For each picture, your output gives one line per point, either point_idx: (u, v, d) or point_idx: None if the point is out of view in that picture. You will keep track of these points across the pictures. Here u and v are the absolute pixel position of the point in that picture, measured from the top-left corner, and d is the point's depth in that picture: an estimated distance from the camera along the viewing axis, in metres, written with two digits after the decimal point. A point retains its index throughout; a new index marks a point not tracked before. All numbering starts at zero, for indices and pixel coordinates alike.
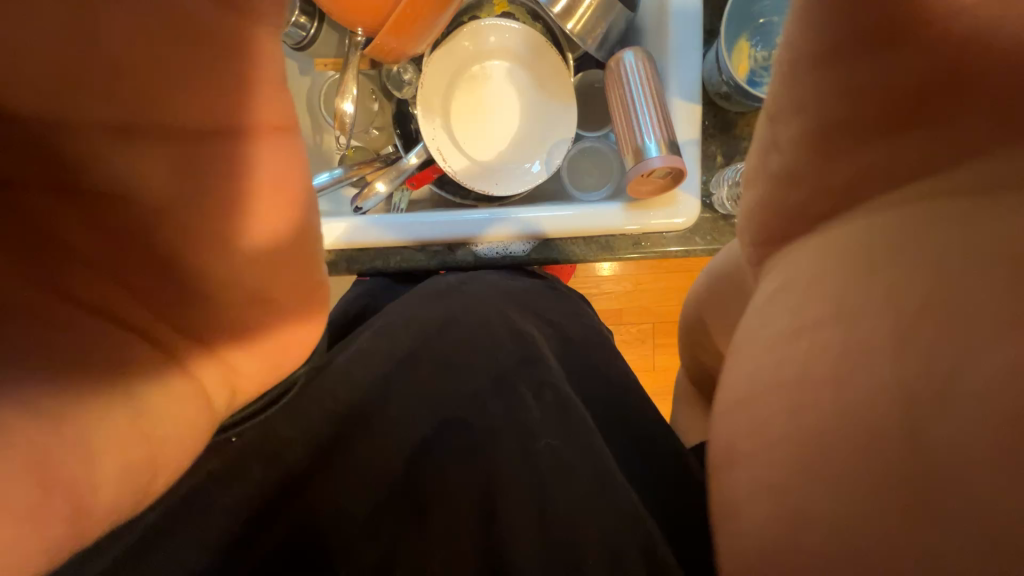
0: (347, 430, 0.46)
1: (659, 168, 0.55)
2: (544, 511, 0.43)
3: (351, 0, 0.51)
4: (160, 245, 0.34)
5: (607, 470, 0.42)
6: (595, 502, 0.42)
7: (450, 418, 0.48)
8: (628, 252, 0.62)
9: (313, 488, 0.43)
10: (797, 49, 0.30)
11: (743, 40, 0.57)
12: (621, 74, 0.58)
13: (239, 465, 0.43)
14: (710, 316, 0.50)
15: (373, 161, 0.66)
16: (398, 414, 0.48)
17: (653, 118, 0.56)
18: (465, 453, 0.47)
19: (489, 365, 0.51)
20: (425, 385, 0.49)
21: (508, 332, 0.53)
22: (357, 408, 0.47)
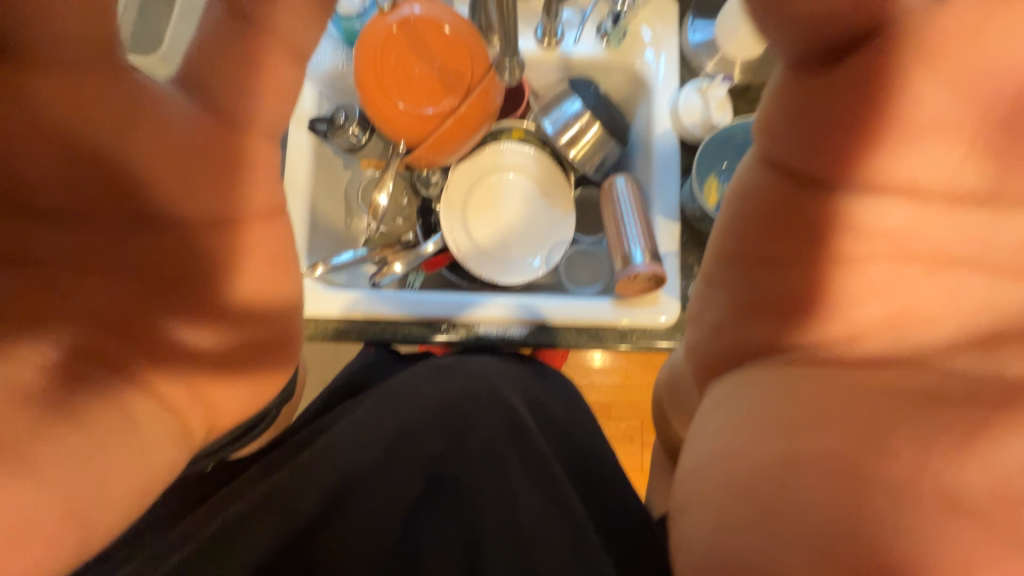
0: (347, 489, 0.49)
1: (643, 272, 0.64)
2: (525, 572, 0.46)
3: (403, 121, 0.63)
4: (176, 315, 0.41)
5: (584, 532, 0.46)
6: (571, 563, 0.45)
7: (442, 478, 0.52)
8: (617, 343, 0.68)
9: (318, 539, 0.47)
10: (740, 202, 0.40)
11: (713, 177, 0.69)
12: (613, 194, 0.70)
13: (224, 540, 0.40)
14: (671, 413, 0.55)
15: (394, 245, 0.74)
16: (393, 475, 0.51)
17: (639, 232, 0.66)
18: (454, 511, 0.51)
19: (483, 434, 0.54)
20: (420, 448, 0.53)
21: (500, 404, 0.55)
22: (354, 469, 0.49)
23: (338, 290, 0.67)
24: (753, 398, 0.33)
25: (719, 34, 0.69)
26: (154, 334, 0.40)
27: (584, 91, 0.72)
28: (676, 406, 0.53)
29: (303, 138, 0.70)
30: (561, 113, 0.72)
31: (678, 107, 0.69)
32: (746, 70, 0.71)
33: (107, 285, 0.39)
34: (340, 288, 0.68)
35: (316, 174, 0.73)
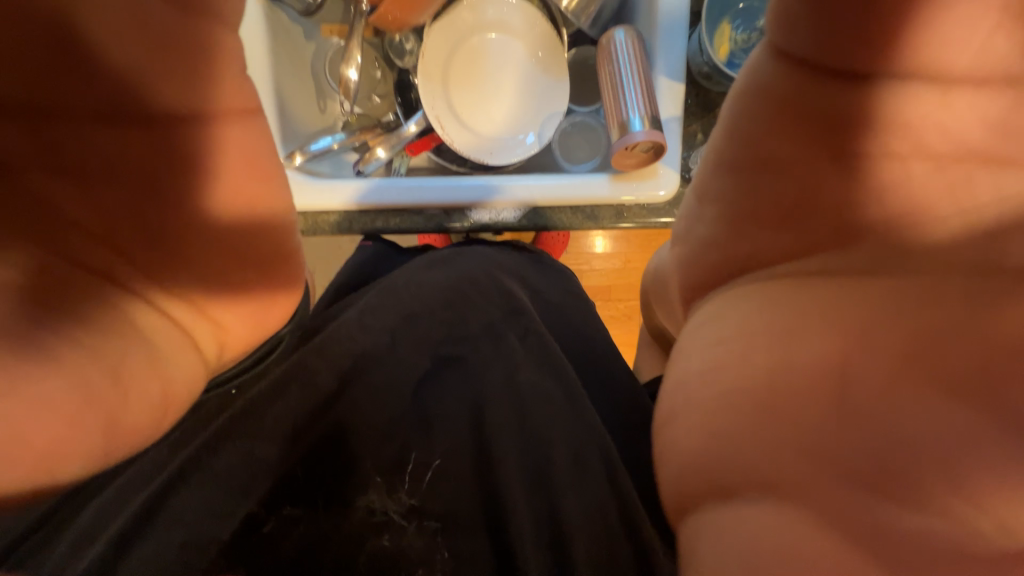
0: (362, 365, 0.53)
1: (642, 142, 0.60)
2: (526, 427, 0.52)
3: None
4: (154, 217, 0.40)
5: (576, 397, 0.52)
6: (566, 418, 0.51)
7: (447, 354, 0.55)
8: (614, 222, 0.67)
9: (338, 408, 0.51)
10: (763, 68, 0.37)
11: (725, 23, 0.61)
12: (612, 51, 0.62)
13: (257, 407, 0.49)
14: (660, 304, 0.56)
15: (374, 127, 0.69)
16: (398, 355, 0.54)
17: (639, 96, 0.60)
18: (460, 380, 0.54)
19: (482, 316, 0.56)
20: (425, 328, 0.55)
21: (496, 290, 0.58)
22: (364, 351, 0.53)
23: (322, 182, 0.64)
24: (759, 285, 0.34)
25: None
26: (140, 234, 0.40)
27: None
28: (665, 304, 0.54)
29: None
30: None
31: None
32: None
33: (82, 188, 0.39)
34: (324, 180, 0.65)
35: (275, 46, 0.64)
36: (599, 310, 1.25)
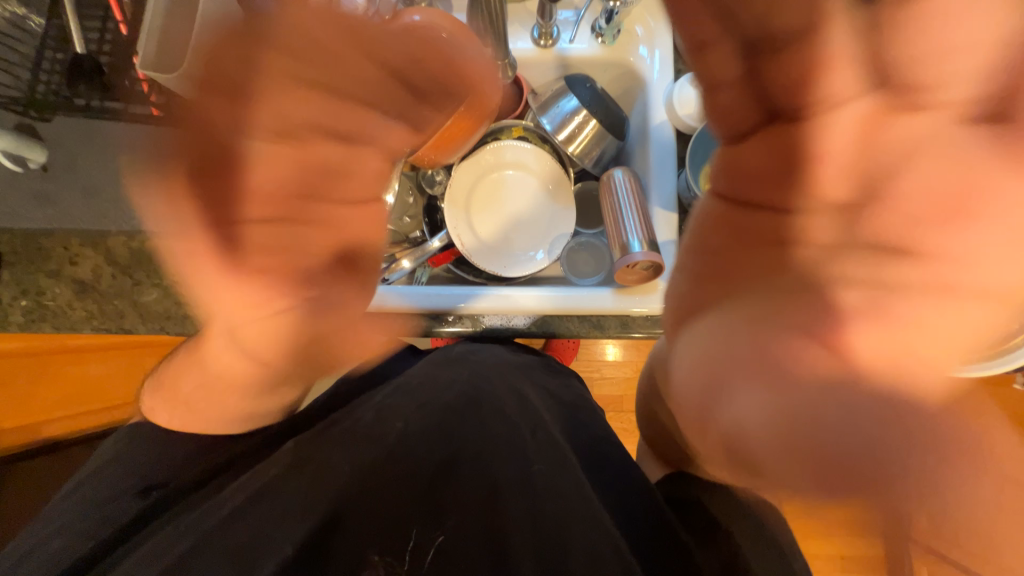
0: (370, 462, 0.50)
1: (642, 260, 0.66)
2: (540, 525, 0.46)
3: (402, 124, 0.66)
4: None
5: (586, 494, 0.48)
6: (581, 520, 0.45)
7: (457, 451, 0.53)
8: (617, 331, 0.71)
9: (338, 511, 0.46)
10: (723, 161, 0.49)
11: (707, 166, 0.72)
12: (611, 186, 0.72)
13: (258, 500, 0.45)
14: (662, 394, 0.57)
15: (403, 243, 0.80)
16: (407, 441, 0.53)
17: (636, 222, 0.68)
18: (468, 475, 0.51)
19: (491, 407, 0.58)
20: (435, 424, 0.55)
21: (508, 386, 0.61)
22: (378, 438, 0.53)
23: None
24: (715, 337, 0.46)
25: None
26: None
27: (580, 87, 0.73)
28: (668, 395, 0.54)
29: None
30: (558, 110, 0.74)
31: (672, 99, 0.70)
32: None
33: None
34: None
35: None
36: (612, 421, 1.21)
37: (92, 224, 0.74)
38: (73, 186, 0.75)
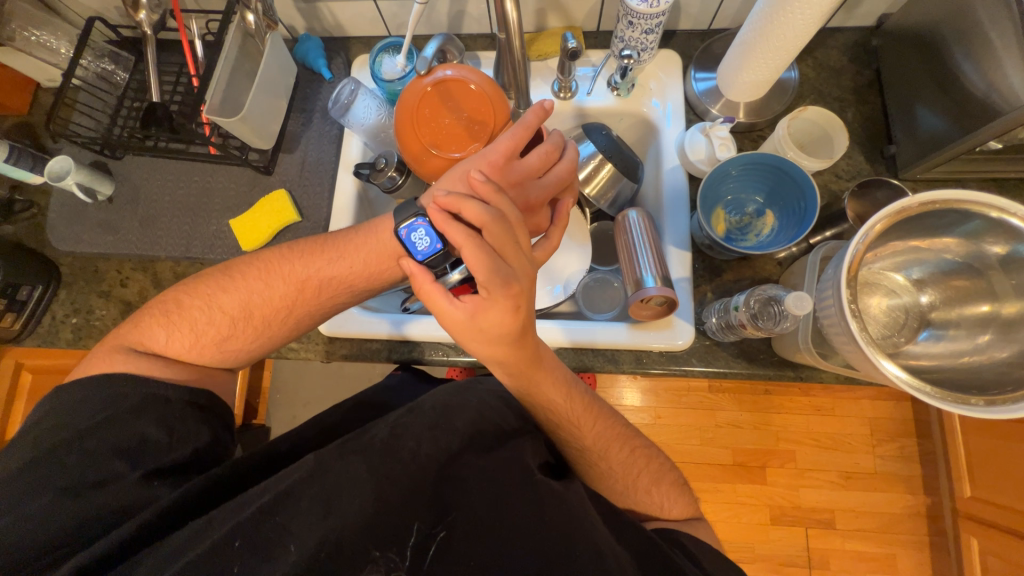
0: (381, 485, 0.48)
1: (655, 296, 0.67)
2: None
3: (430, 163, 0.71)
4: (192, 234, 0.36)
5: (577, 509, 0.53)
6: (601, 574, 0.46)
7: (466, 477, 0.53)
8: (630, 366, 0.72)
9: (347, 537, 0.45)
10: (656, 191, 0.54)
11: (719, 209, 0.74)
12: (625, 226, 0.74)
13: (266, 522, 0.44)
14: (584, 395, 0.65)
15: None
16: (421, 461, 0.52)
17: (651, 259, 0.70)
18: (484, 504, 0.51)
19: (498, 428, 0.60)
20: (447, 446, 0.55)
21: (502, 405, 0.65)
22: (395, 454, 0.51)
23: (373, 315, 0.76)
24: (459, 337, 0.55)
25: (722, 83, 0.76)
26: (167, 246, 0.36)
27: (597, 134, 0.79)
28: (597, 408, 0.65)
29: (349, 180, 0.80)
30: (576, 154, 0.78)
31: (684, 145, 0.74)
32: (750, 110, 0.77)
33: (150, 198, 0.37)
34: (376, 314, 0.77)
35: (358, 211, 0.81)
36: None
37: (146, 250, 0.81)
38: (133, 215, 0.82)
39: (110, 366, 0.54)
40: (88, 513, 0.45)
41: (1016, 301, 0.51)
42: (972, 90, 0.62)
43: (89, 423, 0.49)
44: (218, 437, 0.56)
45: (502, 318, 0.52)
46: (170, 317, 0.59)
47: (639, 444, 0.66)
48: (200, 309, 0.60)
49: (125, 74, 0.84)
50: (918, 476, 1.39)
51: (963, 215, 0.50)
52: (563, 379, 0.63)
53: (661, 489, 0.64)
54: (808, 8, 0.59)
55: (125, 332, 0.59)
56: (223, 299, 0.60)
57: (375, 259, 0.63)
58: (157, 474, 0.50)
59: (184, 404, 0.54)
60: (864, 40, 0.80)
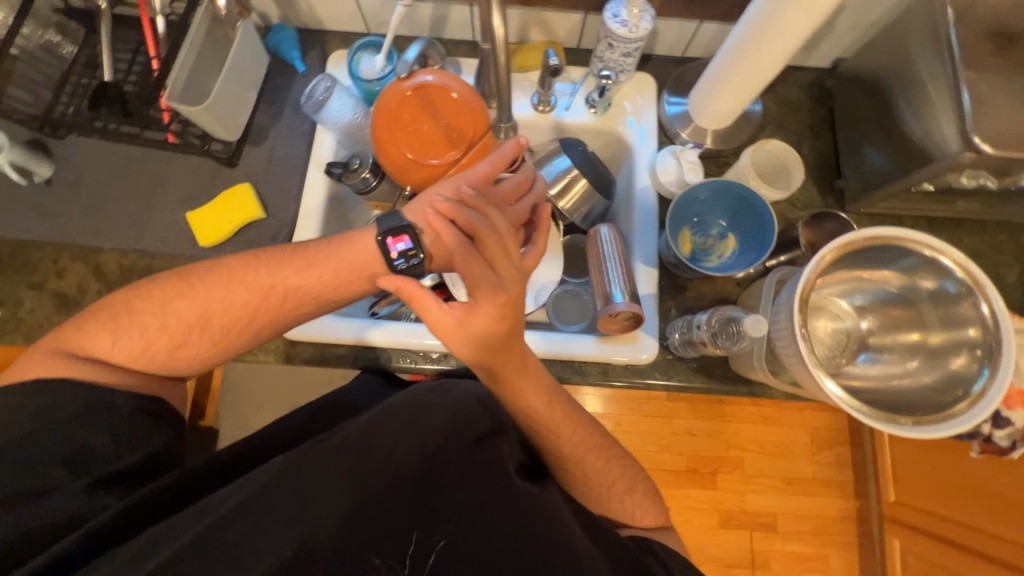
0: (348, 498, 0.47)
1: (623, 311, 0.69)
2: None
3: (406, 169, 0.70)
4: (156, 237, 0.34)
5: (553, 512, 0.53)
6: None
7: (438, 483, 0.51)
8: (597, 378, 0.74)
9: (311, 552, 0.44)
10: None
11: (685, 230, 0.77)
12: (598, 241, 0.76)
13: (220, 536, 0.42)
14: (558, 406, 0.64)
15: None
16: (397, 462, 0.51)
17: (619, 275, 0.72)
18: (459, 511, 0.50)
19: (476, 430, 0.58)
20: (419, 452, 0.53)
21: (476, 409, 0.63)
22: (369, 456, 0.51)
23: (338, 319, 0.74)
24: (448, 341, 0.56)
25: (693, 109, 0.80)
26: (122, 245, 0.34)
27: (573, 149, 0.80)
28: (569, 418, 0.65)
29: (320, 179, 0.78)
30: (552, 168, 0.79)
31: (655, 167, 0.77)
32: (717, 137, 0.82)
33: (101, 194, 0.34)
34: (343, 317, 0.75)
35: (328, 210, 0.79)
36: None
37: (89, 240, 0.75)
38: (77, 201, 0.76)
39: (47, 368, 0.50)
40: (21, 527, 0.42)
41: (940, 330, 0.56)
42: (910, 135, 0.68)
43: (24, 430, 0.45)
44: (174, 441, 0.54)
45: (488, 323, 0.54)
46: (119, 321, 0.55)
47: (616, 454, 0.68)
48: (153, 313, 0.56)
49: (73, 48, 0.78)
50: (851, 482, 1.50)
51: (902, 250, 0.55)
52: (544, 386, 0.63)
53: (634, 498, 0.66)
54: (773, 49, 0.63)
55: (63, 334, 0.54)
56: (180, 304, 0.56)
57: (345, 269, 0.62)
58: (104, 483, 0.47)
59: (135, 409, 0.51)
60: (820, 79, 0.87)
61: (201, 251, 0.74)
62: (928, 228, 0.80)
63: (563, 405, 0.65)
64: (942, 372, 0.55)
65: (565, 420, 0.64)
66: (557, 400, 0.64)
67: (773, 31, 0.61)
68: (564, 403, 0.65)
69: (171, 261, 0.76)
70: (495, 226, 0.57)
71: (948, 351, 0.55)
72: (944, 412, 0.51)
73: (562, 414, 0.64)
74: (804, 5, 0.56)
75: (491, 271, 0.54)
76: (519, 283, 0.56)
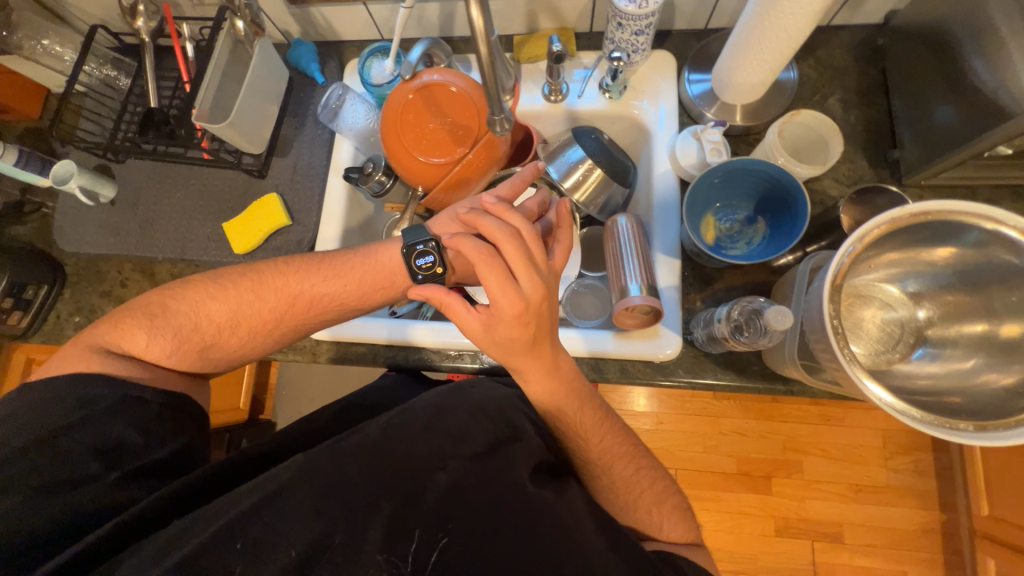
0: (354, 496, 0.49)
1: (639, 304, 0.65)
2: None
3: (415, 170, 0.70)
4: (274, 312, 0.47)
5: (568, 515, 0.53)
6: None
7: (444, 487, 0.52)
8: (614, 375, 0.71)
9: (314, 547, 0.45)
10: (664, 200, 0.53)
11: (709, 216, 0.72)
12: (614, 231, 0.73)
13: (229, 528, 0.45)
14: (579, 406, 0.63)
15: None
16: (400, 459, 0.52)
17: (637, 268, 0.68)
18: (479, 512, 0.51)
19: (488, 439, 0.59)
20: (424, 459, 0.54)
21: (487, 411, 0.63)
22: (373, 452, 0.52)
23: (370, 320, 0.76)
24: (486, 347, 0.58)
25: (717, 86, 0.74)
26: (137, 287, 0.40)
27: (586, 138, 0.77)
28: (592, 422, 0.63)
29: (340, 185, 0.81)
30: (565, 159, 0.77)
31: (675, 150, 0.72)
32: (746, 114, 0.75)
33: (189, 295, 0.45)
34: (373, 318, 0.76)
35: (349, 215, 0.82)
36: None
37: (144, 252, 0.83)
38: (134, 217, 0.85)
39: (85, 363, 0.55)
40: (66, 510, 0.47)
41: (1014, 318, 0.48)
42: (981, 92, 0.58)
43: (65, 424, 0.50)
44: (196, 441, 0.58)
45: (512, 329, 0.54)
46: (153, 319, 0.60)
47: (645, 464, 0.65)
48: (186, 314, 0.61)
49: (127, 79, 0.87)
50: (934, 491, 1.34)
51: (958, 227, 0.47)
52: (575, 386, 0.62)
53: (663, 510, 0.63)
54: (802, 3, 0.56)
55: (101, 331, 0.60)
56: (212, 306, 0.61)
57: (369, 280, 0.65)
58: (135, 475, 0.51)
59: (161, 404, 0.56)
60: (870, 38, 0.77)
61: (236, 258, 0.80)
62: (1013, 199, 0.68)
63: (585, 403, 0.63)
64: (1016, 368, 0.47)
65: (583, 422, 0.63)
66: (581, 400, 0.63)
67: None
68: (588, 404, 0.63)
69: (212, 269, 0.83)
70: (518, 232, 0.56)
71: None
72: (1015, 417, 0.43)
73: (582, 414, 0.63)
74: None
75: (512, 281, 0.53)
76: (541, 293, 0.54)
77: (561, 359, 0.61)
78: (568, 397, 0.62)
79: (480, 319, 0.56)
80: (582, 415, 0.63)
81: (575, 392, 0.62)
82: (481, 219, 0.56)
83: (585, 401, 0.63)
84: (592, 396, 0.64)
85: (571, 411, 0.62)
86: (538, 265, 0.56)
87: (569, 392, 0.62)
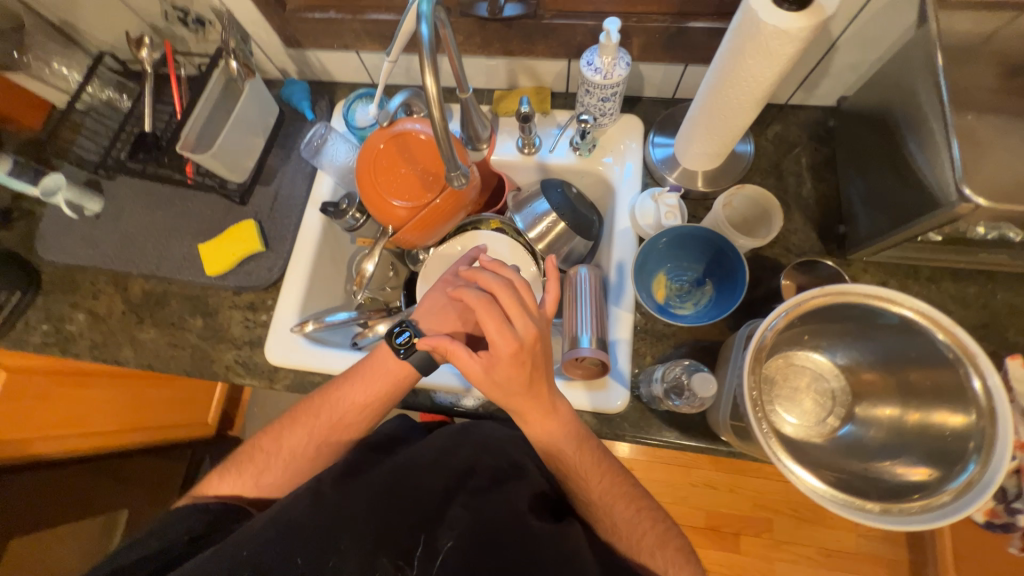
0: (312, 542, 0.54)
1: (588, 356, 0.67)
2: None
3: (383, 210, 0.73)
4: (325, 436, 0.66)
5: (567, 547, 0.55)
6: None
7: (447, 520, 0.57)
8: None
9: None
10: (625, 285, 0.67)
11: (660, 274, 0.74)
12: (574, 282, 0.76)
13: None
14: (572, 449, 0.63)
15: (381, 312, 0.84)
16: None
17: (590, 320, 0.71)
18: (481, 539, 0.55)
19: (490, 474, 0.64)
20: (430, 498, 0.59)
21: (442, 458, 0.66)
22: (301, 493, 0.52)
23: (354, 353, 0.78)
24: (488, 391, 0.59)
25: (677, 152, 0.79)
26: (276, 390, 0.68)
27: (553, 190, 0.81)
28: (593, 465, 0.64)
29: (316, 216, 0.84)
30: (532, 211, 0.80)
31: (634, 210, 0.76)
32: (705, 179, 0.79)
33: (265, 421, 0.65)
34: (354, 351, 0.79)
35: (322, 246, 0.85)
36: None
37: (119, 266, 0.85)
38: (114, 232, 0.87)
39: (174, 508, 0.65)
40: None
41: (928, 402, 0.50)
42: (913, 180, 0.62)
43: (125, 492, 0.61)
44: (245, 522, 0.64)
45: (510, 370, 0.56)
46: (228, 467, 0.70)
47: (646, 504, 0.65)
48: (250, 453, 0.71)
49: (128, 101, 0.91)
50: (901, 560, 1.32)
51: (873, 311, 0.49)
52: (576, 432, 0.63)
53: (667, 553, 0.62)
54: (744, 90, 0.60)
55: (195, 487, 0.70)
56: (265, 441, 0.71)
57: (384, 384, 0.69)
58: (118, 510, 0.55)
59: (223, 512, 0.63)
60: (824, 119, 0.82)
61: (208, 279, 0.82)
62: (952, 280, 0.71)
63: (577, 440, 0.64)
64: (928, 451, 0.48)
65: (578, 461, 0.64)
66: (575, 439, 0.64)
67: (735, 78, 0.59)
68: (580, 442, 0.64)
69: (184, 288, 0.85)
70: (512, 282, 0.59)
71: (937, 428, 0.48)
72: (920, 503, 0.44)
73: (577, 445, 0.63)
74: (757, 54, 0.54)
75: (507, 324, 0.55)
76: (535, 334, 0.56)
77: (558, 403, 0.62)
78: (567, 438, 0.63)
79: (480, 366, 0.57)
80: (578, 451, 0.64)
81: (569, 432, 0.63)
82: (479, 273, 0.60)
83: (577, 439, 0.64)
84: (584, 435, 0.64)
85: (568, 449, 0.63)
86: (533, 311, 0.58)
87: (563, 432, 0.62)
